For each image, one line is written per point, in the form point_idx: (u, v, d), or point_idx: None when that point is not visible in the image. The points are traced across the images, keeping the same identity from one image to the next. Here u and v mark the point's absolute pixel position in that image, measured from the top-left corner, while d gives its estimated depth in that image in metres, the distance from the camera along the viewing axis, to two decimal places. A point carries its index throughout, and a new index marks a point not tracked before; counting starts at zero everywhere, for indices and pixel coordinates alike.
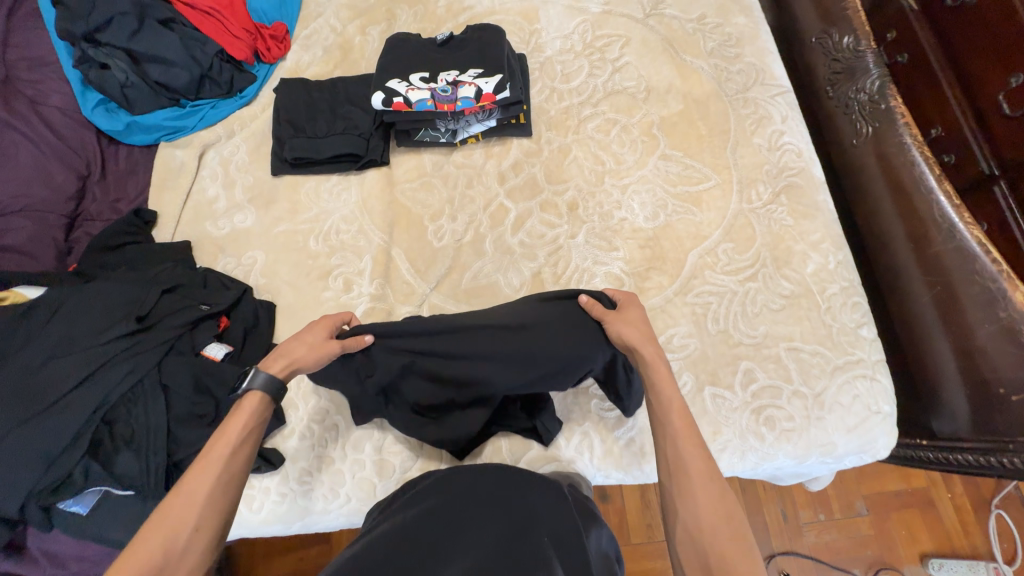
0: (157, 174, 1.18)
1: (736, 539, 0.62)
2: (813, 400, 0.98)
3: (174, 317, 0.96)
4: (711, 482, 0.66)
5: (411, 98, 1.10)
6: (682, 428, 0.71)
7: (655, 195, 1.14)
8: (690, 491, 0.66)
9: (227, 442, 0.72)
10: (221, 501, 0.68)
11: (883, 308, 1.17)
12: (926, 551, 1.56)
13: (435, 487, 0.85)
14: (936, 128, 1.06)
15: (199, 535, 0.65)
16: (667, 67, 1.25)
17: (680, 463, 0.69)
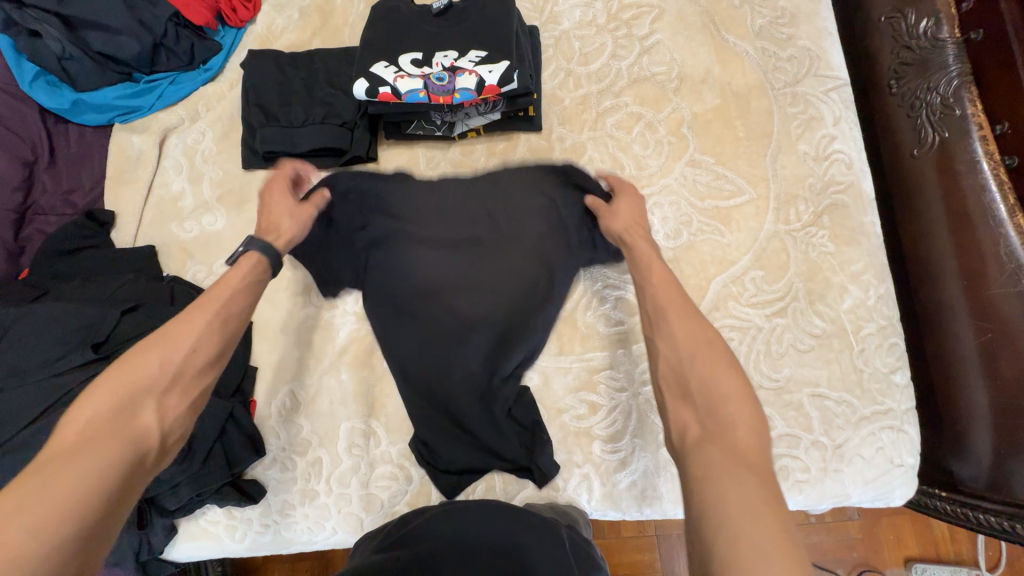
0: (113, 164, 1.04)
1: (716, 364, 0.61)
2: (832, 452, 0.90)
3: (138, 342, 0.87)
4: (691, 322, 0.66)
5: (400, 88, 0.92)
6: (657, 284, 0.72)
7: (679, 209, 1.00)
8: (666, 328, 0.67)
9: (231, 286, 0.73)
10: (223, 330, 0.70)
11: (916, 342, 1.07)
12: (912, 555, 1.58)
13: (430, 526, 0.79)
14: (1001, 125, 0.91)
15: (199, 356, 0.67)
16: (705, 48, 1.05)
17: (660, 310, 0.69)
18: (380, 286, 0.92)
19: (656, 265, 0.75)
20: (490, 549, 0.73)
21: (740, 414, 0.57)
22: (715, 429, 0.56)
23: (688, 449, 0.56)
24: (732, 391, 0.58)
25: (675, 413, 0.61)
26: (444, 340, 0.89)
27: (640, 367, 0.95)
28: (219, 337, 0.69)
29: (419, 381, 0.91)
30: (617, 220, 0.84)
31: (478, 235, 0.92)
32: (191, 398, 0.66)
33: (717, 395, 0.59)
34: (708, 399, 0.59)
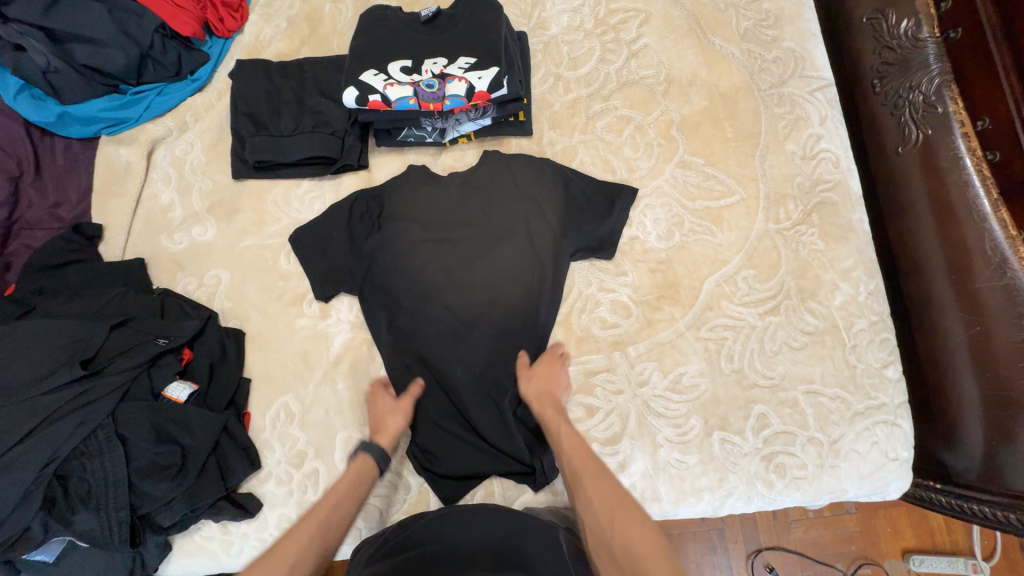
0: (100, 177, 1.02)
1: (634, 522, 0.68)
2: (827, 448, 0.91)
3: (127, 356, 0.85)
4: (605, 485, 0.74)
5: (390, 95, 0.93)
6: (572, 442, 0.81)
7: (671, 210, 1.01)
8: (586, 494, 0.74)
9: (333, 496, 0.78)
10: (326, 537, 0.73)
11: (906, 334, 1.09)
12: (908, 546, 1.60)
13: (426, 533, 0.80)
14: (983, 121, 0.92)
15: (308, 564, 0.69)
16: (691, 51, 1.07)
17: (576, 471, 0.78)
18: (383, 292, 0.97)
19: (568, 429, 0.83)
20: (488, 555, 0.74)
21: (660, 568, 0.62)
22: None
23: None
24: (651, 548, 0.64)
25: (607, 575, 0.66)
26: (446, 338, 0.96)
27: (637, 367, 0.94)
28: (323, 546, 0.71)
29: (417, 380, 0.95)
30: (534, 380, 0.90)
31: (475, 241, 1.00)
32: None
33: (636, 554, 0.64)
34: (631, 559, 0.64)
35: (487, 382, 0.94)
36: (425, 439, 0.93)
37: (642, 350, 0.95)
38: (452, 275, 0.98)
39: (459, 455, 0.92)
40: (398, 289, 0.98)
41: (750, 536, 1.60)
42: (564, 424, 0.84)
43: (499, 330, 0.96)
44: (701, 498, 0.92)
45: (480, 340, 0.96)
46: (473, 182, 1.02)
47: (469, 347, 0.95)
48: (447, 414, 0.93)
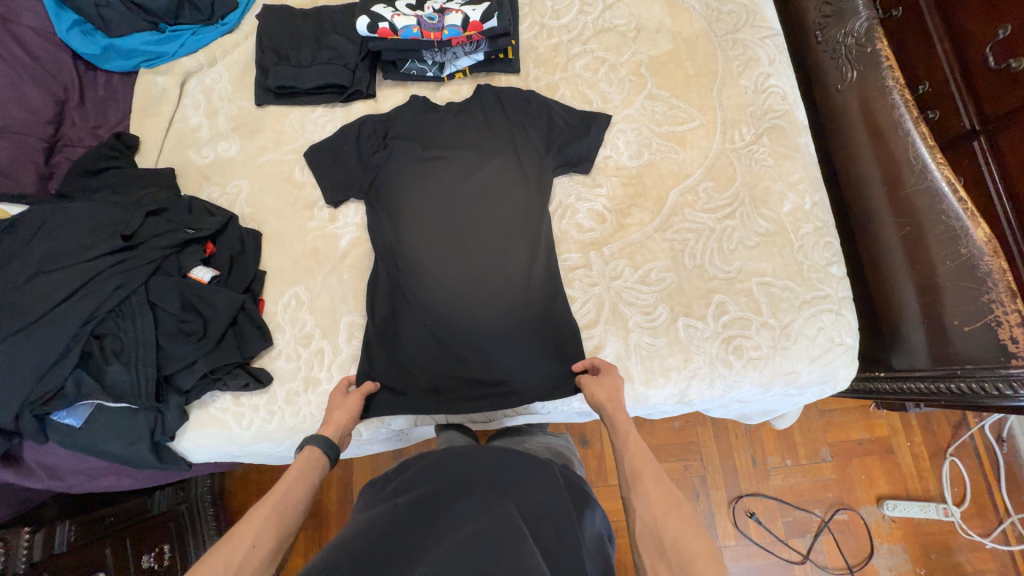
0: (138, 101, 1.16)
1: (685, 527, 0.71)
2: (780, 331, 1.02)
3: (159, 239, 0.97)
4: (664, 488, 0.77)
5: (398, 24, 1.08)
6: (637, 450, 0.83)
7: (640, 133, 1.15)
8: (643, 492, 0.77)
9: (289, 478, 0.79)
10: (280, 525, 0.73)
11: (854, 249, 1.22)
12: (882, 493, 1.64)
13: (425, 471, 0.86)
14: (924, 86, 1.11)
15: (260, 551, 0.69)
16: (658, 5, 1.23)
17: (636, 472, 0.80)
18: (383, 205, 1.08)
19: (635, 437, 0.85)
20: (487, 484, 0.80)
21: (707, 569, 0.65)
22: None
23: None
24: (702, 550, 0.68)
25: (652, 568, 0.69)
26: (439, 258, 1.07)
27: (611, 264, 1.06)
28: (279, 530, 0.72)
29: (404, 282, 1.05)
30: (602, 386, 0.93)
31: (467, 160, 1.11)
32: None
33: (686, 553, 0.68)
34: (680, 558, 0.68)
35: (471, 288, 1.06)
36: (395, 333, 1.03)
37: (615, 250, 1.07)
38: (447, 192, 1.09)
39: (432, 351, 1.02)
40: (395, 201, 1.08)
41: (729, 482, 1.66)
42: (632, 435, 0.85)
43: (488, 245, 1.08)
44: (669, 378, 1.02)
45: (468, 253, 1.07)
46: (468, 111, 1.15)
47: (457, 258, 1.07)
48: (421, 313, 1.03)
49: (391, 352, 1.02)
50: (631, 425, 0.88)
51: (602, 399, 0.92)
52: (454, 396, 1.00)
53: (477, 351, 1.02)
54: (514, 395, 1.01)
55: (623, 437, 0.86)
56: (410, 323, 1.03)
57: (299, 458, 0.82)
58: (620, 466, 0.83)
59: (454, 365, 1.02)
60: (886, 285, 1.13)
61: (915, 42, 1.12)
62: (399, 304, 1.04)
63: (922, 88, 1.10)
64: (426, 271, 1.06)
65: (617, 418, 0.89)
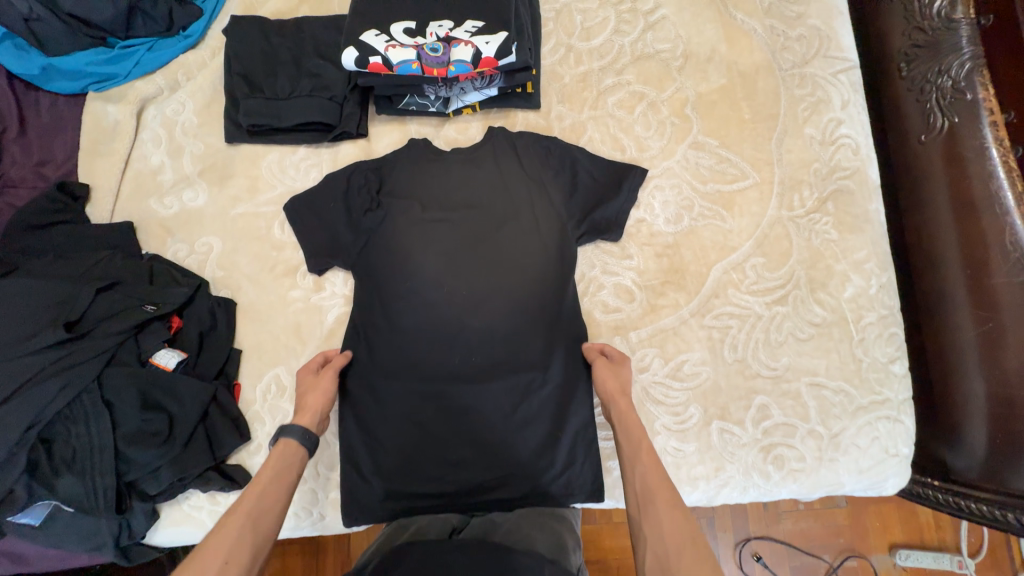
0: (86, 135, 0.99)
1: (702, 568, 0.58)
2: (827, 441, 0.89)
3: (113, 321, 0.83)
4: (676, 504, 0.66)
5: (392, 58, 0.89)
6: (649, 463, 0.71)
7: (680, 192, 0.97)
8: (656, 516, 0.65)
9: (257, 483, 0.71)
10: (254, 537, 0.66)
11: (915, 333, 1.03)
12: (895, 540, 1.39)
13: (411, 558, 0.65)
14: (1010, 113, 0.87)
15: (235, 566, 0.62)
16: (710, 26, 1.04)
17: (648, 492, 0.68)
18: (374, 278, 0.92)
19: (646, 449, 0.73)
20: None
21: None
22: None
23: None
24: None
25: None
26: (436, 341, 0.91)
27: (638, 353, 0.92)
28: (255, 537, 0.65)
29: (396, 367, 0.91)
30: (616, 377, 0.83)
31: (474, 226, 0.94)
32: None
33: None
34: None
35: (471, 373, 0.90)
36: (383, 429, 0.90)
37: (645, 336, 0.93)
38: (447, 257, 0.93)
39: (425, 449, 0.89)
40: (382, 271, 0.92)
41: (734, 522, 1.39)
42: (642, 445, 0.74)
43: (495, 327, 0.91)
44: (697, 487, 0.89)
45: (470, 330, 0.91)
46: (477, 162, 0.96)
47: (459, 336, 0.91)
48: (417, 402, 0.90)
49: (379, 449, 0.89)
50: (642, 433, 0.76)
51: (611, 392, 0.82)
52: (457, 499, 0.89)
53: (476, 446, 0.89)
54: (527, 498, 0.89)
55: (634, 447, 0.74)
56: (403, 417, 0.90)
57: (270, 457, 0.75)
58: (629, 481, 0.71)
59: (450, 463, 0.89)
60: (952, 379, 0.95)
61: (1007, 67, 0.87)
62: (389, 394, 0.90)
63: (1009, 117, 0.86)
64: (420, 353, 0.91)
65: (626, 420, 0.78)
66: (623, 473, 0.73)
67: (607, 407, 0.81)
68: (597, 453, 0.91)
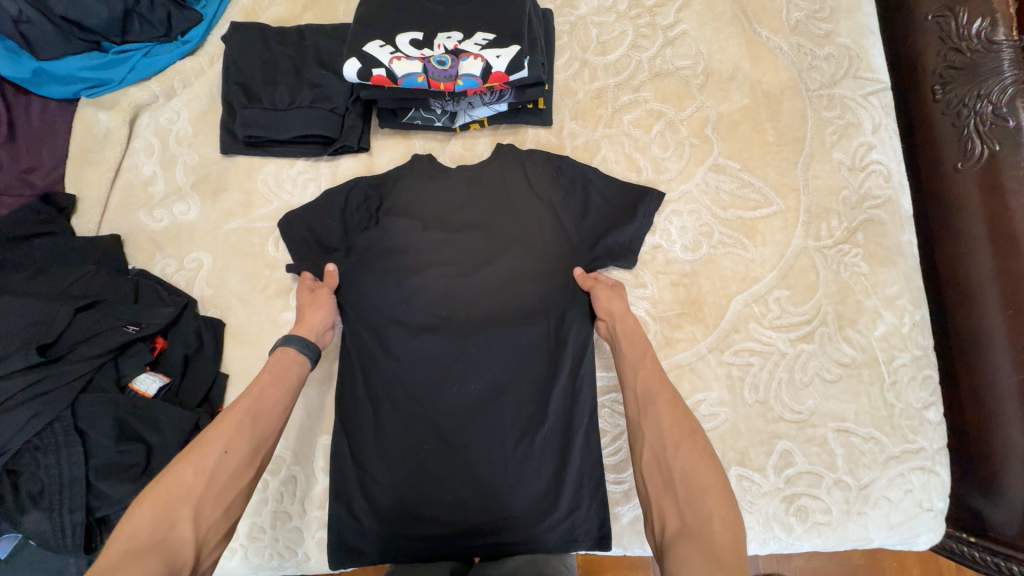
0: (76, 143, 0.94)
1: (698, 456, 0.62)
2: (855, 492, 0.82)
3: (92, 344, 0.78)
4: (678, 412, 0.67)
5: (397, 71, 0.84)
6: (651, 370, 0.73)
7: (699, 218, 0.92)
8: (655, 415, 0.68)
9: (259, 381, 0.73)
10: (255, 430, 0.68)
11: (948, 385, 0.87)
12: None
13: None
14: None
15: (234, 457, 0.65)
16: (733, 43, 0.99)
17: (651, 398, 0.70)
18: (369, 302, 0.86)
19: (648, 359, 0.75)
20: None
21: (717, 508, 0.58)
22: (695, 523, 0.57)
23: (667, 544, 0.57)
24: (713, 487, 0.60)
25: (657, 502, 0.61)
26: (431, 370, 0.83)
27: None
28: (254, 434, 0.68)
29: (387, 396, 0.83)
30: (621, 297, 0.82)
31: (478, 247, 0.88)
32: (226, 506, 0.62)
33: (696, 487, 0.60)
34: (690, 491, 0.60)
35: (473, 403, 0.82)
36: (371, 464, 0.82)
37: None
38: (449, 277, 0.87)
39: (417, 486, 0.81)
40: (375, 294, 0.86)
41: None
42: (645, 354, 0.75)
43: (498, 352, 0.84)
44: None
45: (471, 354, 0.84)
46: (482, 180, 0.91)
47: (460, 361, 0.84)
48: (410, 435, 0.82)
49: (368, 486, 0.82)
50: (644, 346, 0.77)
51: (616, 311, 0.81)
52: (456, 541, 0.80)
53: (475, 483, 0.81)
54: (526, 544, 0.80)
55: (637, 361, 0.75)
56: (394, 454, 0.82)
57: (276, 357, 0.77)
58: (629, 385, 0.73)
59: (446, 501, 0.80)
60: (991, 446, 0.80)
61: None
62: (379, 428, 0.83)
63: None
64: (415, 379, 0.83)
65: (629, 334, 0.79)
66: (622, 381, 0.76)
67: (609, 324, 0.81)
68: (605, 494, 0.82)
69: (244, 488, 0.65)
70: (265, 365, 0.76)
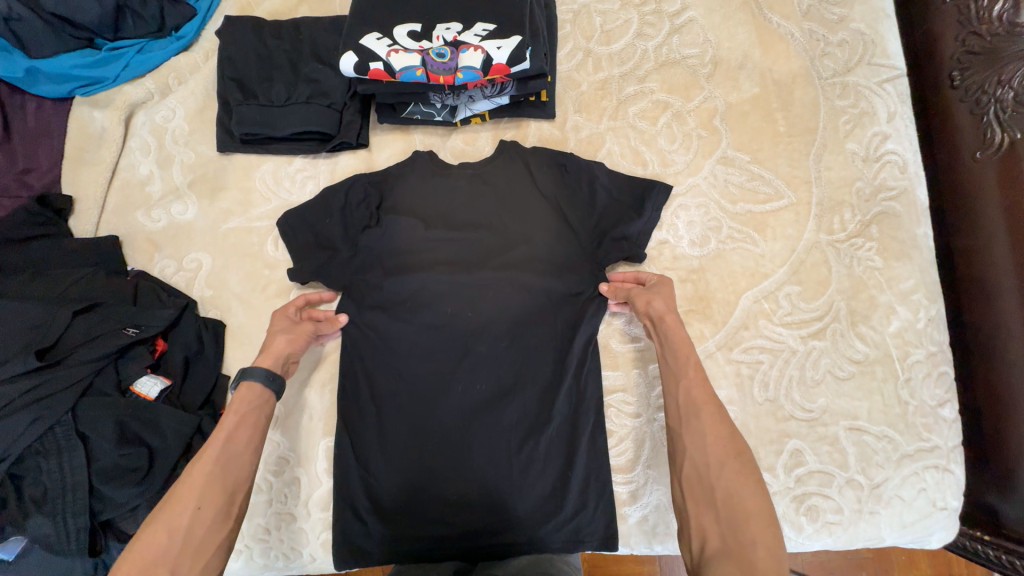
0: (72, 143, 0.93)
1: (743, 477, 0.60)
2: (868, 492, 0.80)
3: (91, 346, 0.77)
4: (723, 428, 0.65)
5: (394, 64, 0.81)
6: (696, 379, 0.70)
7: (707, 213, 0.90)
8: (699, 431, 0.65)
9: (226, 425, 0.70)
10: (227, 481, 0.66)
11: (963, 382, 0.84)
12: None
13: None
14: None
15: (207, 514, 0.63)
16: (742, 30, 0.95)
17: (693, 407, 0.68)
18: (372, 300, 0.85)
19: (692, 366, 0.71)
20: None
21: (761, 534, 0.56)
22: (735, 545, 0.56)
23: (704, 561, 0.57)
24: (757, 510, 0.58)
25: (697, 518, 0.60)
26: (436, 370, 0.82)
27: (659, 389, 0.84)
28: (225, 487, 0.65)
29: (391, 397, 0.82)
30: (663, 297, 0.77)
31: (484, 246, 0.87)
32: (205, 563, 0.61)
33: (741, 510, 0.58)
34: (732, 512, 0.58)
35: (478, 405, 0.81)
36: (375, 466, 0.81)
37: None
38: (454, 276, 0.85)
39: (422, 488, 0.80)
40: (377, 293, 0.85)
41: None
42: (689, 361, 0.72)
43: (504, 353, 0.82)
44: None
45: (477, 356, 0.82)
46: (486, 177, 0.89)
47: (465, 361, 0.82)
48: (414, 437, 0.81)
49: (375, 485, 0.81)
50: (688, 350, 0.73)
51: (658, 313, 0.77)
52: (459, 543, 0.79)
53: (480, 484, 0.79)
54: (531, 545, 0.79)
55: (679, 367, 0.72)
56: (398, 454, 0.81)
57: (237, 395, 0.73)
58: (671, 394, 0.70)
59: (450, 503, 0.80)
60: (1006, 443, 0.77)
61: None
62: (382, 429, 0.82)
63: None
64: (419, 380, 0.82)
65: (671, 337, 0.75)
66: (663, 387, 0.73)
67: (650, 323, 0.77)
68: (612, 494, 0.81)
69: (223, 542, 0.64)
70: (228, 404, 0.72)
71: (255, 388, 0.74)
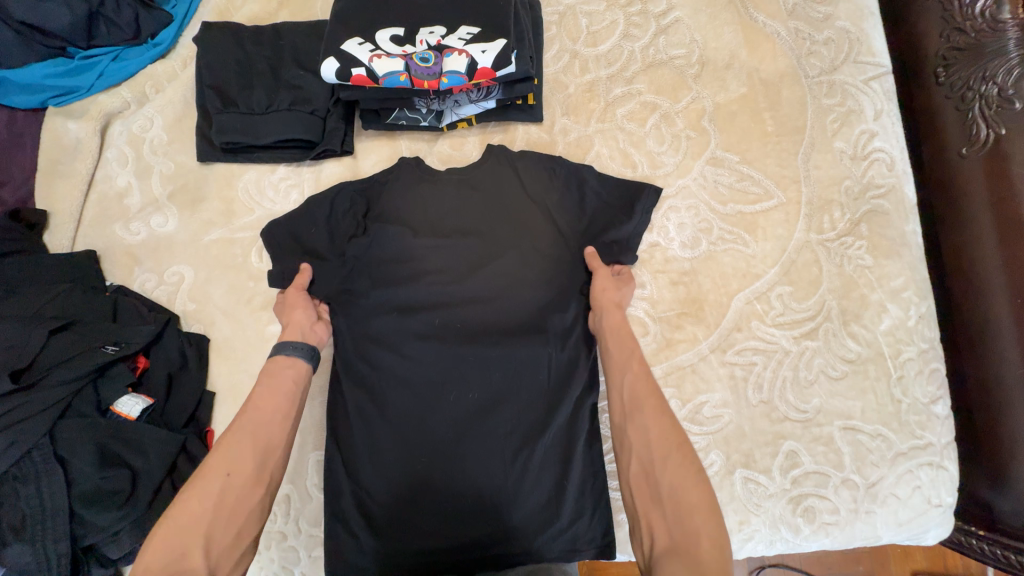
0: (45, 154, 0.90)
1: (686, 469, 0.59)
2: (863, 491, 0.80)
3: (68, 366, 0.74)
4: (664, 420, 0.64)
5: (377, 70, 0.80)
6: (639, 372, 0.69)
7: (697, 214, 0.89)
8: (643, 425, 0.64)
9: (259, 392, 0.70)
10: (260, 447, 0.65)
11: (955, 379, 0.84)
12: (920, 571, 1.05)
13: None
14: None
15: (241, 478, 0.62)
16: (728, 29, 0.95)
17: (636, 402, 0.67)
18: (359, 310, 0.83)
19: (635, 359, 0.71)
20: None
21: (706, 526, 0.55)
22: (681, 541, 0.55)
23: (655, 562, 0.56)
24: (701, 502, 0.57)
25: (645, 516, 0.59)
26: (425, 379, 0.80)
27: None
28: (258, 452, 0.65)
29: (380, 408, 0.80)
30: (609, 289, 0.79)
31: (472, 253, 0.85)
32: (240, 524, 0.60)
33: (685, 506, 0.57)
34: (678, 508, 0.57)
35: (472, 413, 0.79)
36: (363, 480, 0.79)
37: (659, 374, 0.84)
38: (444, 283, 0.84)
39: (413, 502, 0.78)
40: (364, 302, 0.83)
41: None
42: (631, 355, 0.72)
43: (496, 359, 0.81)
44: None
45: (468, 363, 0.81)
46: (472, 183, 0.87)
47: (457, 369, 0.81)
48: (405, 449, 0.79)
49: (366, 500, 0.79)
50: (632, 345, 0.73)
51: (605, 303, 0.78)
52: (454, 554, 0.78)
53: (474, 495, 0.78)
54: (527, 555, 0.78)
55: (622, 362, 0.71)
56: (390, 468, 0.79)
57: (270, 367, 0.73)
58: (617, 390, 0.70)
59: (445, 514, 0.78)
60: (998, 438, 0.77)
61: None
62: (371, 442, 0.80)
63: None
64: (410, 390, 0.80)
65: (615, 331, 0.75)
66: (609, 383, 0.72)
67: (597, 317, 0.78)
68: (607, 501, 0.80)
69: (259, 505, 0.63)
70: (263, 372, 0.72)
71: (290, 359, 0.75)
